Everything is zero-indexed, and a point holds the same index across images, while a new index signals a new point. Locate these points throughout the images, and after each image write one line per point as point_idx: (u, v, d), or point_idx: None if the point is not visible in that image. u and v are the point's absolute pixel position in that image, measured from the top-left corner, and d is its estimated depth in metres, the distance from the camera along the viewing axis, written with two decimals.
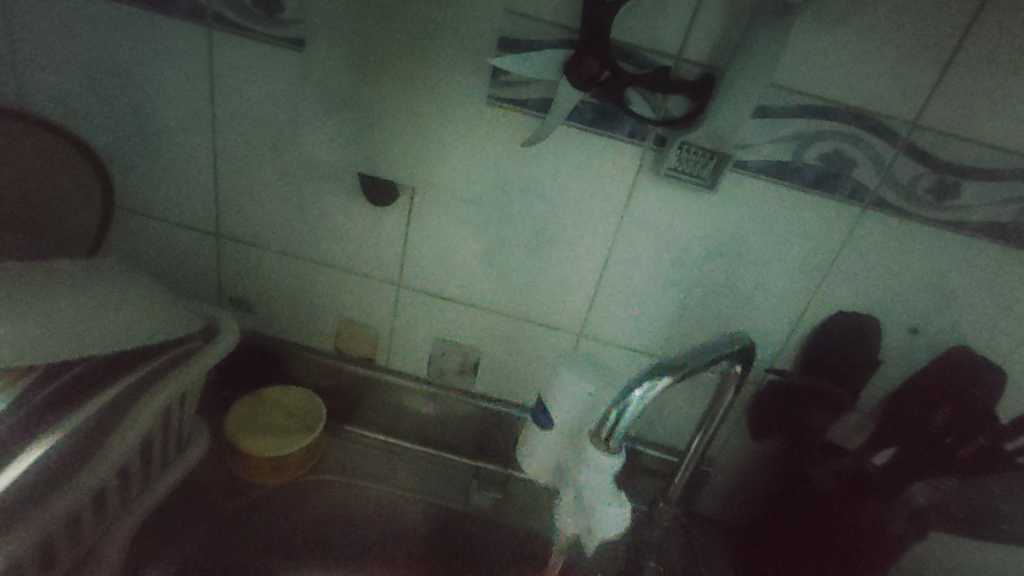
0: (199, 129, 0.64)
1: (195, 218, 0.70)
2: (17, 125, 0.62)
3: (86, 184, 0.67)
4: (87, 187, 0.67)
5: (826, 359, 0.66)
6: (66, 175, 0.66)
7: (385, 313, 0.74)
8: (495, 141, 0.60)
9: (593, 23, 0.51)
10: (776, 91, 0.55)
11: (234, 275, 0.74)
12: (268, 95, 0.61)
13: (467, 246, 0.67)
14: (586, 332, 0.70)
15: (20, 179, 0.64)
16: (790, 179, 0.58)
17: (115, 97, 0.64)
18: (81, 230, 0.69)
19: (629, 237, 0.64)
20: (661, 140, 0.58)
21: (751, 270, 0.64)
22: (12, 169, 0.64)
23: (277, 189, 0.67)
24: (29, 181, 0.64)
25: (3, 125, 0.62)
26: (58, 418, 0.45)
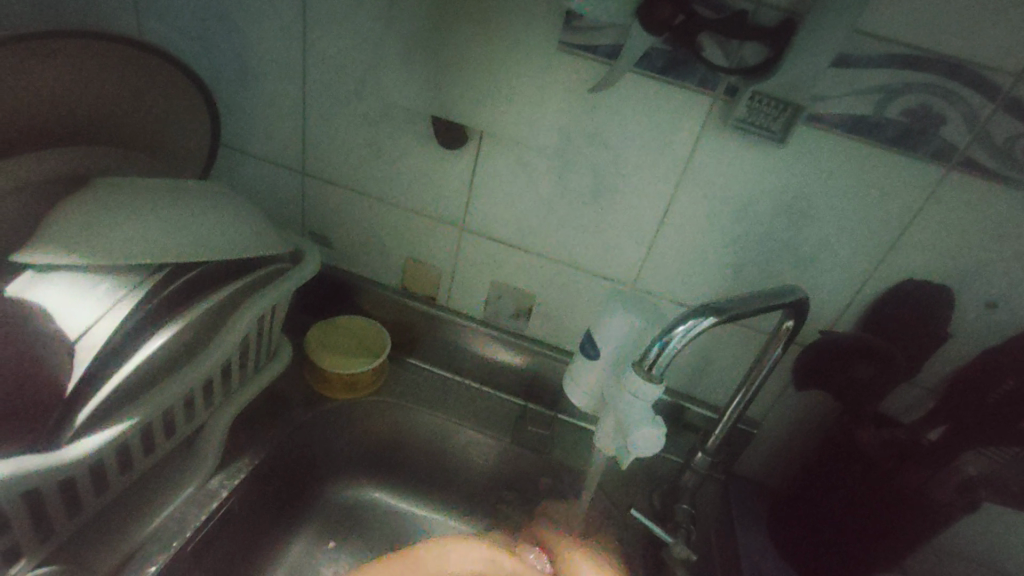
0: (291, 73, 0.70)
1: (285, 156, 0.77)
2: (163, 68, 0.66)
3: (198, 123, 0.74)
4: (199, 125, 0.74)
5: (888, 327, 0.64)
6: (184, 114, 0.72)
7: (449, 254, 0.79)
8: (563, 87, 0.62)
9: None
10: (862, 40, 0.52)
11: (316, 212, 0.81)
12: (353, 40, 0.66)
13: (530, 194, 0.70)
14: (639, 284, 0.72)
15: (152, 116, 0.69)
16: (869, 136, 0.56)
17: (220, 40, 0.71)
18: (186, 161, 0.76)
19: (689, 193, 0.64)
20: (733, 90, 0.57)
21: (815, 230, 0.62)
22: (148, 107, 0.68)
23: (358, 131, 0.72)
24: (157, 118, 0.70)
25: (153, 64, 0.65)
26: (183, 307, 0.53)
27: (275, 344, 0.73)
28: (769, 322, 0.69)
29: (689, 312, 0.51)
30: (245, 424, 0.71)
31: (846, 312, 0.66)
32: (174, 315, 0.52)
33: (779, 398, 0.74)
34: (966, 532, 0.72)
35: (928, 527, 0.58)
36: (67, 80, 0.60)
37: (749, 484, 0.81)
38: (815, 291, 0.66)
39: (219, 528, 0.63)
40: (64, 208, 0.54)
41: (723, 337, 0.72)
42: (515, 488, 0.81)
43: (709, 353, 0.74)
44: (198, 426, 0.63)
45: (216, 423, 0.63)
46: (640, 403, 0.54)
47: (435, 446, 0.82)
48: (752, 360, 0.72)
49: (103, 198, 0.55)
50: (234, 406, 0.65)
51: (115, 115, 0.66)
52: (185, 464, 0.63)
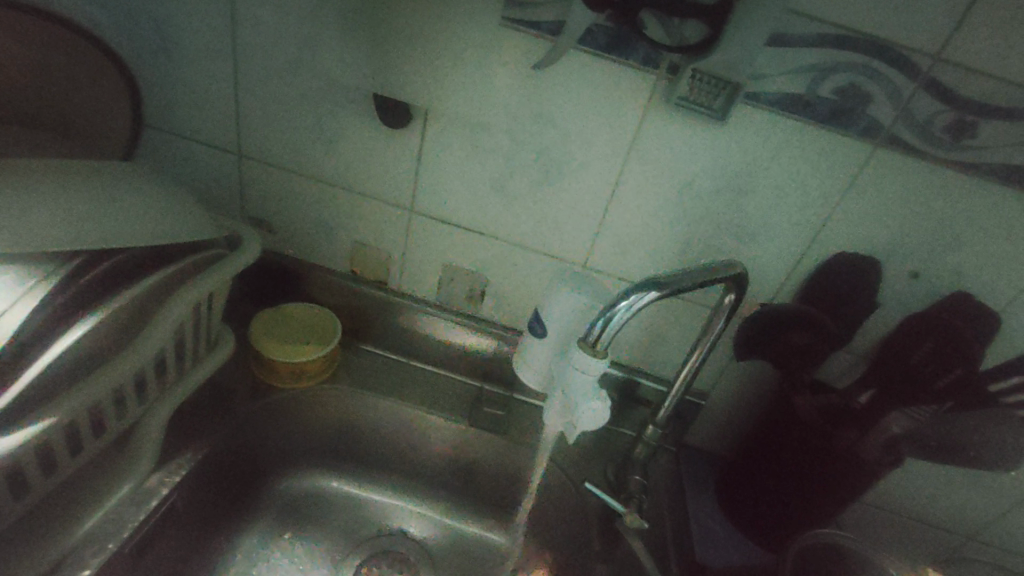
0: (219, 46, 0.66)
1: (218, 137, 0.73)
2: (85, 44, 0.65)
3: (120, 106, 0.70)
4: (120, 109, 0.70)
5: (820, 297, 0.67)
6: (104, 94, 0.69)
7: (398, 237, 0.77)
8: (507, 65, 0.61)
9: None
10: (794, 20, 0.54)
11: (256, 196, 0.78)
12: (285, 12, 0.62)
13: (478, 175, 0.69)
14: (589, 264, 0.73)
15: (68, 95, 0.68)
16: (803, 114, 0.58)
17: (137, 11, 0.65)
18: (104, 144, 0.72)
19: (634, 171, 0.65)
20: (674, 68, 0.58)
21: (755, 206, 0.64)
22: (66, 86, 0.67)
23: (296, 109, 0.69)
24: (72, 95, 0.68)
25: (75, 39, 0.65)
26: (103, 297, 0.50)
27: (215, 334, 0.69)
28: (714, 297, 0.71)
29: (631, 286, 0.51)
30: (186, 419, 0.68)
31: (785, 285, 0.69)
32: (92, 306, 0.49)
33: (724, 370, 0.77)
34: (895, 487, 0.77)
35: (859, 481, 0.62)
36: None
37: (699, 454, 0.85)
38: (755, 266, 0.69)
39: (159, 527, 0.61)
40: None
41: (671, 312, 0.73)
42: (473, 470, 0.82)
43: (658, 329, 0.75)
44: (131, 423, 0.59)
45: (152, 420, 0.60)
46: (586, 378, 0.55)
47: (391, 432, 0.81)
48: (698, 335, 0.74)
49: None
50: (169, 402, 0.62)
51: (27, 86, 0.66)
52: (118, 463, 0.59)
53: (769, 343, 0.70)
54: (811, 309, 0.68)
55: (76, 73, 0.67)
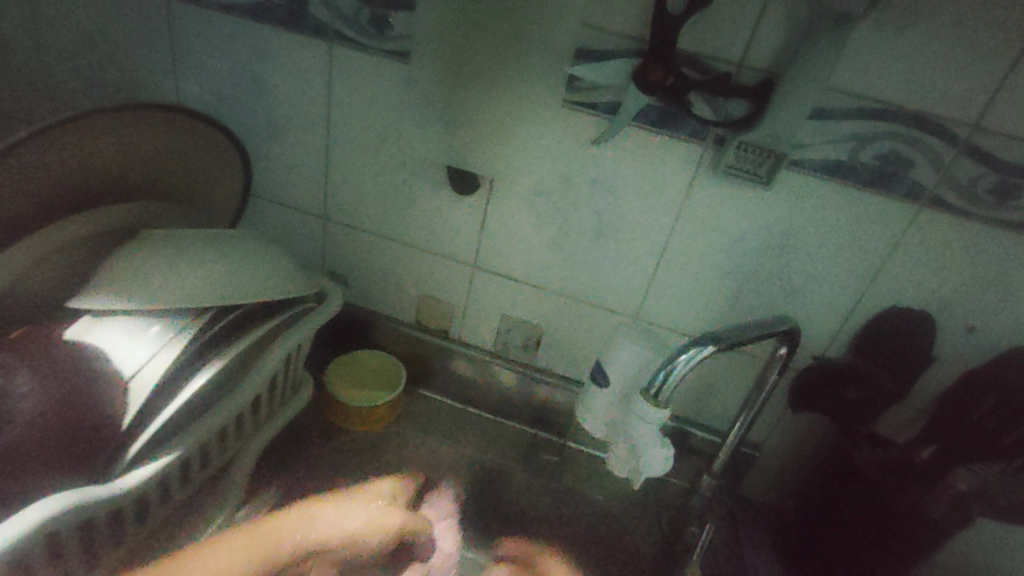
0: (316, 126, 0.77)
1: (308, 202, 0.84)
2: (220, 135, 0.68)
3: (231, 179, 0.75)
4: (231, 181, 0.75)
5: (875, 352, 0.69)
6: (221, 171, 0.73)
7: (461, 290, 0.84)
8: (566, 139, 0.68)
9: (660, 36, 0.57)
10: (835, 96, 0.58)
11: (336, 253, 0.87)
12: (374, 99, 0.73)
13: (538, 232, 0.76)
14: (641, 316, 0.77)
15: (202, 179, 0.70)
16: (846, 178, 0.61)
17: (252, 100, 0.78)
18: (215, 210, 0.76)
19: (685, 231, 0.70)
20: (721, 140, 0.63)
21: (803, 262, 0.67)
22: (199, 172, 0.69)
23: (377, 178, 0.78)
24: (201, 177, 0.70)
25: (204, 127, 0.66)
26: (221, 346, 0.57)
27: (298, 378, 0.76)
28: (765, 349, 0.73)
29: (690, 341, 0.55)
30: (274, 453, 0.79)
31: (836, 337, 0.71)
32: (212, 354, 0.56)
33: (778, 422, 0.77)
34: (971, 554, 0.74)
35: (922, 539, 0.62)
36: (75, 137, 0.54)
37: (755, 506, 0.84)
38: (806, 319, 0.71)
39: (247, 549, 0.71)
40: (104, 266, 0.57)
41: (723, 363, 0.76)
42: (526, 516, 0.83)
43: (711, 379, 0.77)
44: (228, 459, 0.66)
45: (245, 456, 0.67)
46: (650, 428, 0.58)
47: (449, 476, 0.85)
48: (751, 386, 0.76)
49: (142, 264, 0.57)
50: (258, 442, 0.68)
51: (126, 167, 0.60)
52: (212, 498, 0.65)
53: (818, 389, 0.72)
54: (868, 365, 0.69)
55: (207, 158, 0.69)
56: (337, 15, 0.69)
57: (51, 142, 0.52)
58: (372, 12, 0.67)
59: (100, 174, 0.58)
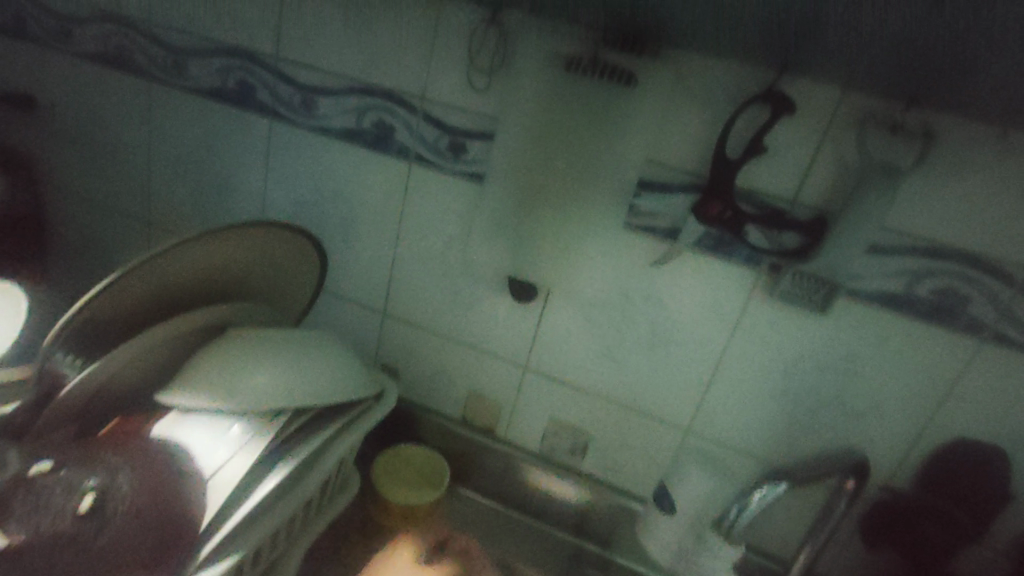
0: (387, 232, 0.84)
1: (370, 299, 0.89)
2: (311, 246, 0.75)
3: (308, 283, 0.81)
4: (308, 285, 0.81)
5: (944, 487, 0.67)
6: (302, 276, 0.79)
7: (511, 391, 0.86)
8: (623, 257, 0.72)
9: (719, 175, 0.62)
10: (888, 234, 0.61)
11: (391, 346, 0.91)
12: (445, 211, 0.80)
13: (591, 342, 0.78)
14: (693, 429, 0.77)
15: (285, 281, 0.77)
16: (902, 309, 0.63)
17: (333, 207, 0.86)
18: (288, 310, 0.81)
19: (739, 348, 0.71)
20: (775, 267, 0.66)
21: (862, 388, 0.67)
22: (283, 275, 0.76)
23: (439, 281, 0.83)
24: (284, 281, 0.76)
25: (302, 240, 0.73)
26: (286, 453, 0.60)
27: (347, 474, 0.76)
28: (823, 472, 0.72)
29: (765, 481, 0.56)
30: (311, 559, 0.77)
31: (899, 465, 0.69)
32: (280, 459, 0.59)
33: (840, 551, 0.74)
34: None
35: None
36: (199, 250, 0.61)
37: None
38: (868, 446, 0.69)
39: None
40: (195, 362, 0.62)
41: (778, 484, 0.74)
42: None
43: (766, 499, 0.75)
44: (275, 559, 0.65)
45: (292, 556, 0.66)
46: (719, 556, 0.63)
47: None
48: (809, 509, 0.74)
49: (221, 365, 0.61)
50: (305, 542, 0.68)
51: (228, 273, 0.66)
52: None
53: (891, 516, 0.70)
54: (940, 500, 0.67)
55: (293, 265, 0.76)
56: (420, 140, 0.78)
57: (171, 256, 0.58)
58: (451, 139, 0.76)
59: (204, 280, 0.64)
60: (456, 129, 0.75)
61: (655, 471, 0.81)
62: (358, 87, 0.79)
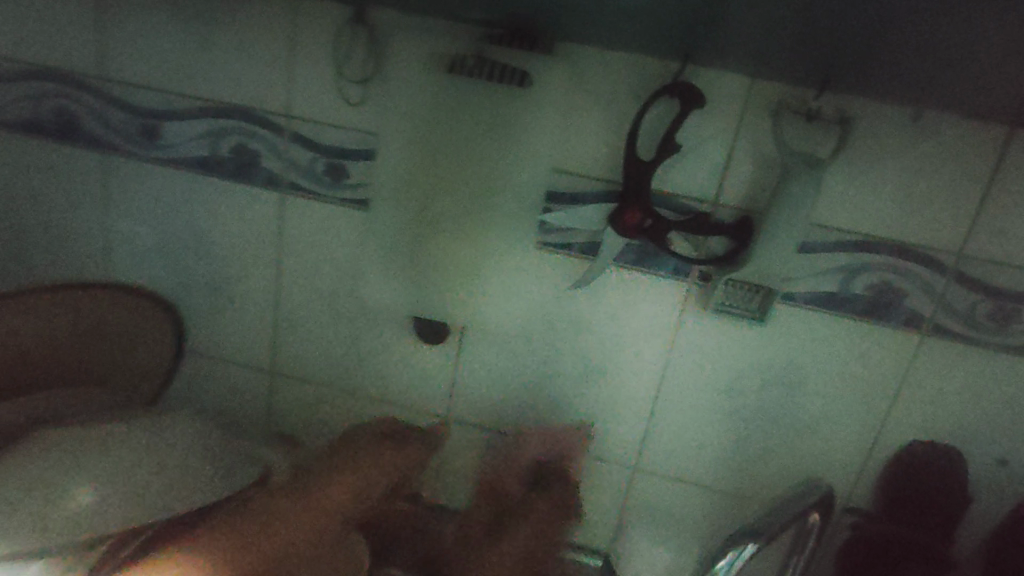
0: (264, 276, 0.70)
1: (253, 357, 0.74)
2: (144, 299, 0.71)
3: (160, 354, 0.73)
4: (160, 356, 0.73)
5: (901, 506, 0.63)
6: (147, 343, 0.72)
7: (432, 447, 0.73)
8: (541, 281, 0.64)
9: (634, 179, 0.54)
10: (817, 230, 0.56)
11: (285, 411, 0.76)
12: (330, 246, 0.67)
13: (515, 379, 0.68)
14: (641, 466, 0.68)
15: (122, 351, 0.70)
16: (841, 309, 0.58)
17: (194, 252, 0.71)
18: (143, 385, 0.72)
19: (679, 369, 0.63)
20: (706, 276, 0.60)
21: (810, 398, 0.62)
22: (134, 347, 0.71)
23: (333, 328, 0.71)
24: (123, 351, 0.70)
25: (143, 299, 0.71)
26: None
27: None
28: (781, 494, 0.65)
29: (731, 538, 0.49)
30: None
31: (856, 476, 0.64)
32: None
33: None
34: None
35: None
36: None
37: None
38: (822, 460, 0.64)
39: None
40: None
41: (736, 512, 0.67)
42: None
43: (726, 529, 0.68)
44: None
45: None
46: None
47: None
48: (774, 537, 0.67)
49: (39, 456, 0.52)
50: None
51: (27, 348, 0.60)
52: None
53: (872, 534, 0.64)
54: (896, 526, 0.63)
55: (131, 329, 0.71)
56: (291, 165, 0.65)
57: None
58: (328, 162, 0.64)
59: None
60: (333, 150, 0.64)
61: (608, 518, 0.71)
62: (210, 107, 0.66)
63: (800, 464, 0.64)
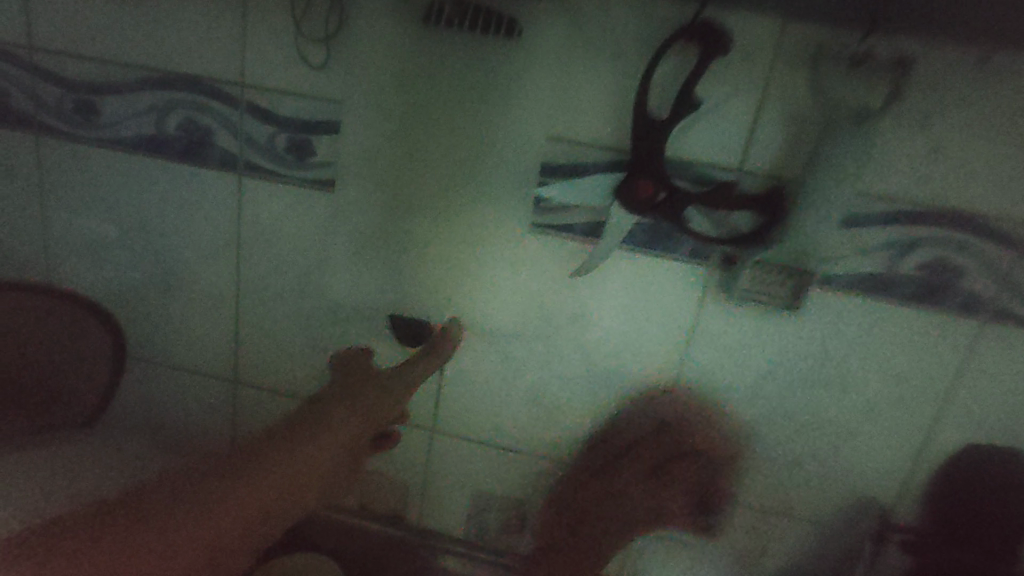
0: (222, 271, 0.62)
1: (214, 363, 0.66)
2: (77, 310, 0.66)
3: (99, 371, 0.67)
4: (99, 374, 0.67)
5: (948, 520, 0.54)
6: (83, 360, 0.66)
7: (417, 461, 0.65)
8: (537, 271, 0.55)
9: (645, 144, 0.46)
10: (859, 201, 0.48)
11: (251, 424, 0.67)
12: (294, 234, 0.59)
13: (507, 384, 0.59)
14: (655, 480, 0.59)
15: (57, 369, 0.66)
16: (888, 293, 0.50)
17: (142, 246, 0.63)
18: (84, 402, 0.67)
19: (698, 366, 0.55)
20: (729, 259, 0.51)
21: (851, 398, 0.53)
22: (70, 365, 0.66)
23: (302, 330, 0.62)
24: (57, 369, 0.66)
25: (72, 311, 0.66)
26: None
27: None
28: (815, 506, 0.57)
29: None
30: None
31: (906, 488, 0.55)
32: None
33: None
34: None
35: None
36: None
37: None
38: (867, 470, 0.55)
39: None
40: None
41: (765, 530, 0.59)
42: None
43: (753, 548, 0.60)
44: None
45: None
46: None
47: None
48: (807, 553, 0.59)
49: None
50: None
51: None
52: None
53: (926, 549, 0.55)
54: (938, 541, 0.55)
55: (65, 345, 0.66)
56: (248, 142, 0.57)
57: None
58: (290, 137, 0.56)
59: None
60: (294, 122, 0.55)
61: (618, 538, 0.62)
62: (153, 77, 0.57)
63: (840, 473, 0.56)
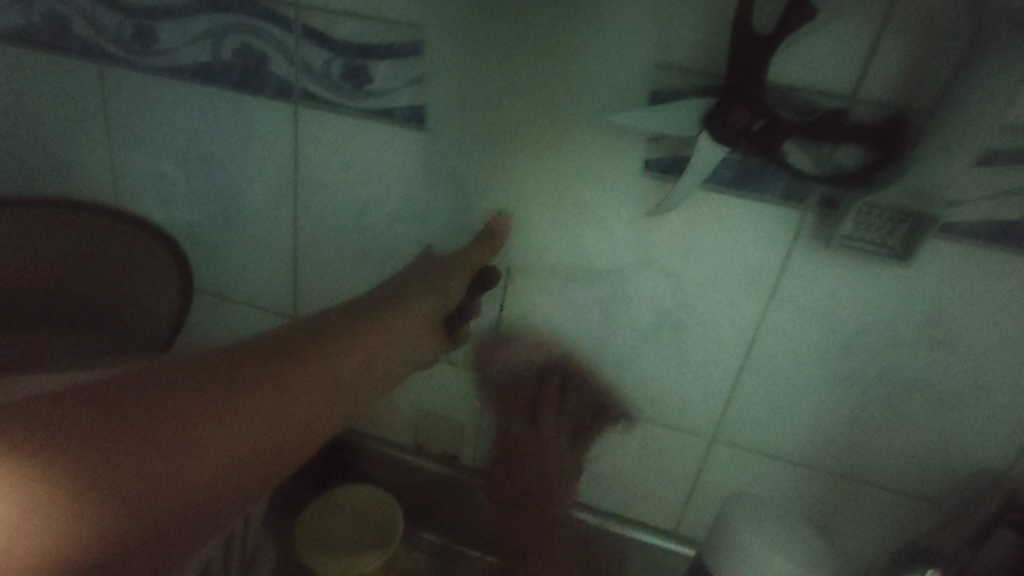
0: (281, 207, 0.61)
1: (276, 299, 0.67)
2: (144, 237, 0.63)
3: (167, 299, 0.65)
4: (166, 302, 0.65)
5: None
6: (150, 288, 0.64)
7: (471, 403, 0.65)
8: (606, 212, 0.51)
9: (745, 64, 0.40)
10: (1003, 134, 0.40)
11: None
12: (352, 169, 0.57)
13: (568, 331, 0.57)
14: (720, 435, 0.57)
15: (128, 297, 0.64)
16: (1022, 244, 0.43)
17: (204, 181, 0.63)
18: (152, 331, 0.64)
19: (780, 319, 0.50)
20: (828, 201, 0.45)
21: (957, 361, 0.48)
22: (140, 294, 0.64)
23: (360, 269, 0.62)
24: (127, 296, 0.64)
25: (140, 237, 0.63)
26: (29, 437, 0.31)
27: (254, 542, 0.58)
28: (897, 473, 0.53)
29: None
30: None
31: (1012, 460, 0.50)
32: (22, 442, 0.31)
33: None
34: None
35: None
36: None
37: None
38: (966, 439, 0.50)
39: None
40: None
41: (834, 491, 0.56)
42: None
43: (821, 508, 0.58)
44: None
45: None
46: None
47: None
48: (881, 519, 0.56)
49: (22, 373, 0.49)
50: None
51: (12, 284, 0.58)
52: None
53: None
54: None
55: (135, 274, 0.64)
56: (303, 68, 0.54)
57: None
58: (346, 62, 0.52)
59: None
60: (350, 46, 0.52)
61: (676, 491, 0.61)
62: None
63: (930, 440, 0.51)
